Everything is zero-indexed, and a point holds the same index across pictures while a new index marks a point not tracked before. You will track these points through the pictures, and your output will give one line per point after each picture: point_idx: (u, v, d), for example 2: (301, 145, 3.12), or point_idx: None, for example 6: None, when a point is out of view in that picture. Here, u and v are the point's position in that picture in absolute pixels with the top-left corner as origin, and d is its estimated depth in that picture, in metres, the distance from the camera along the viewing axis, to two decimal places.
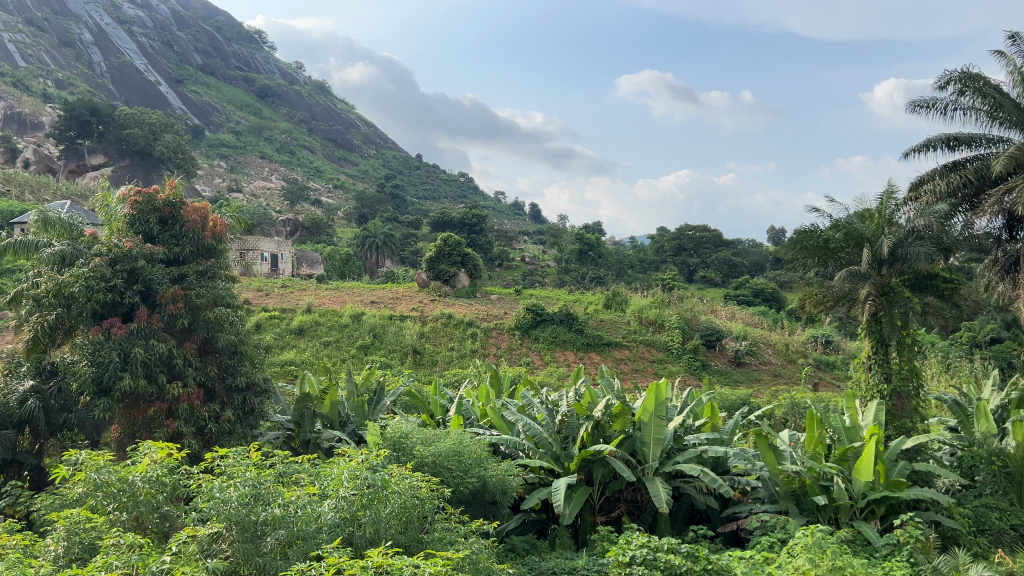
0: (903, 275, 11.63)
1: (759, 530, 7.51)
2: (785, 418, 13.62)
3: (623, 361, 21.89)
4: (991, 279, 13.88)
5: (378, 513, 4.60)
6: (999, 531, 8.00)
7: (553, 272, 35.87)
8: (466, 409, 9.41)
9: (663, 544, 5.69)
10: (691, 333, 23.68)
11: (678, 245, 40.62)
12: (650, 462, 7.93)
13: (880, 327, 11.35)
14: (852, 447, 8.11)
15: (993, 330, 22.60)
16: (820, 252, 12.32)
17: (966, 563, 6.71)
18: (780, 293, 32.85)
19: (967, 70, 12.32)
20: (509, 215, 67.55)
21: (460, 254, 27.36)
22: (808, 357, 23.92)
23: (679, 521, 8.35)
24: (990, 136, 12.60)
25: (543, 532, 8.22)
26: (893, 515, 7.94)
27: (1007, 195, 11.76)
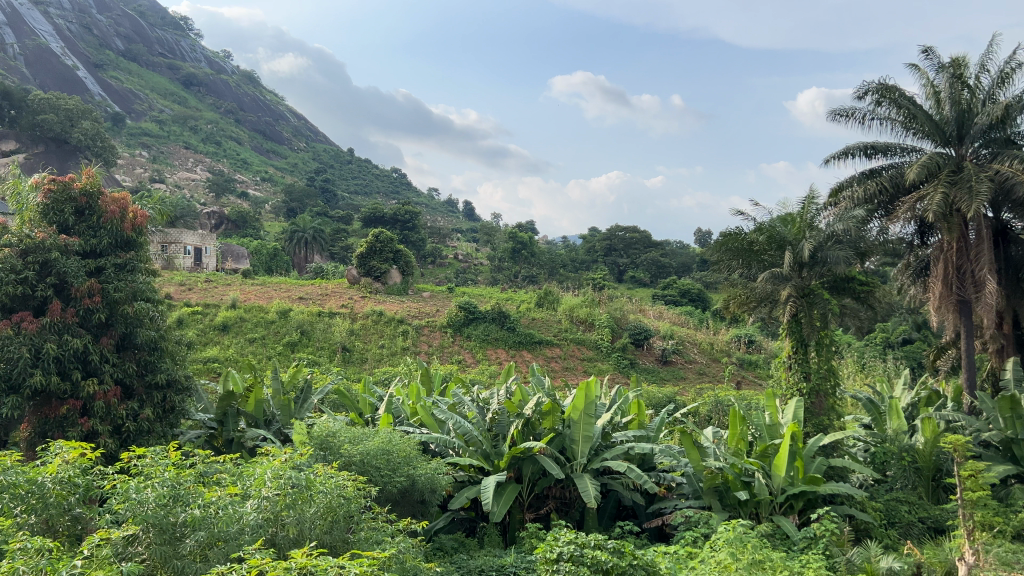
0: (823, 277, 12.03)
1: (684, 525, 7.67)
2: (709, 415, 13.95)
3: (554, 359, 22.07)
4: (905, 282, 14.54)
5: (302, 513, 4.56)
6: (907, 523, 8.41)
7: (486, 271, 35.90)
8: (395, 407, 9.34)
9: (589, 540, 5.69)
10: (620, 332, 24.10)
11: (609, 245, 41.15)
12: (579, 459, 8.03)
13: (800, 327, 11.75)
14: (773, 443, 8.35)
15: (905, 332, 23.66)
16: (744, 254, 12.65)
17: (878, 555, 6.97)
18: (706, 293, 33.66)
19: (885, 81, 12.86)
20: (442, 212, 67.22)
21: (392, 251, 27.14)
22: (731, 357, 24.56)
23: (607, 517, 8.48)
24: (905, 146, 13.14)
25: (472, 530, 8.22)
26: (811, 509, 8.21)
27: (920, 202, 12.28)
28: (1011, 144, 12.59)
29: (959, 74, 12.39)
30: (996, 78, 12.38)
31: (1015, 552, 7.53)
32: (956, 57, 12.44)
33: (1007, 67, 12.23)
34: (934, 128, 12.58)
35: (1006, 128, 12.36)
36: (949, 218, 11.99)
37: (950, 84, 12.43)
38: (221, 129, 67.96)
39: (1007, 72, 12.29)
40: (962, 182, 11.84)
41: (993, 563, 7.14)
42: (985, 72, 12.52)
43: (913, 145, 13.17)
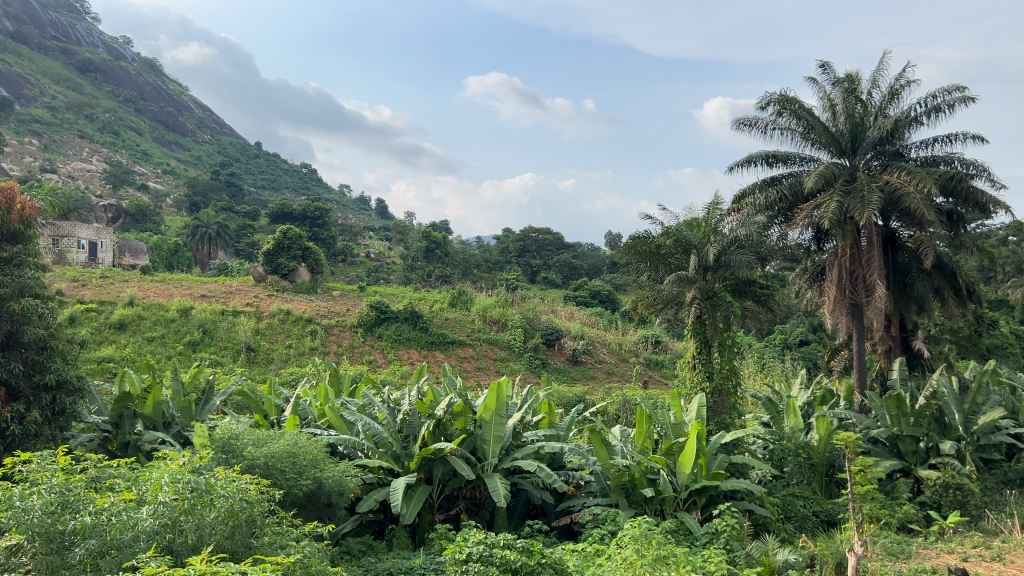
0: (726, 280, 12.41)
1: (592, 523, 7.80)
2: (617, 414, 14.24)
3: (466, 359, 22.06)
4: (802, 286, 15.21)
5: (201, 519, 4.38)
6: (802, 517, 8.80)
7: (398, 270, 35.54)
8: (303, 409, 9.13)
9: (498, 540, 5.73)
10: (532, 332, 24.32)
11: (522, 246, 41.36)
12: (490, 459, 8.04)
13: (704, 329, 12.10)
14: (677, 441, 8.58)
15: (801, 334, 24.77)
16: (652, 257, 12.95)
17: (775, 548, 7.26)
18: (615, 295, 34.35)
19: (785, 93, 13.42)
20: (354, 209, 66.20)
21: (301, 248, 26.59)
22: (639, 357, 25.15)
23: (516, 517, 8.52)
24: (803, 156, 13.73)
25: (380, 532, 8.11)
26: (713, 505, 8.45)
27: (817, 210, 12.84)
28: (900, 157, 13.35)
29: (853, 89, 13.06)
30: (887, 94, 13.13)
31: (900, 542, 7.99)
32: (851, 73, 13.10)
33: (896, 84, 12.99)
34: (831, 139, 13.20)
35: (895, 141, 13.10)
36: (843, 226, 12.59)
37: (845, 97, 13.09)
38: (119, 118, 64.97)
39: (897, 89, 13.04)
40: (855, 191, 12.44)
41: (880, 552, 7.54)
42: (877, 88, 13.24)
43: (811, 155, 13.76)
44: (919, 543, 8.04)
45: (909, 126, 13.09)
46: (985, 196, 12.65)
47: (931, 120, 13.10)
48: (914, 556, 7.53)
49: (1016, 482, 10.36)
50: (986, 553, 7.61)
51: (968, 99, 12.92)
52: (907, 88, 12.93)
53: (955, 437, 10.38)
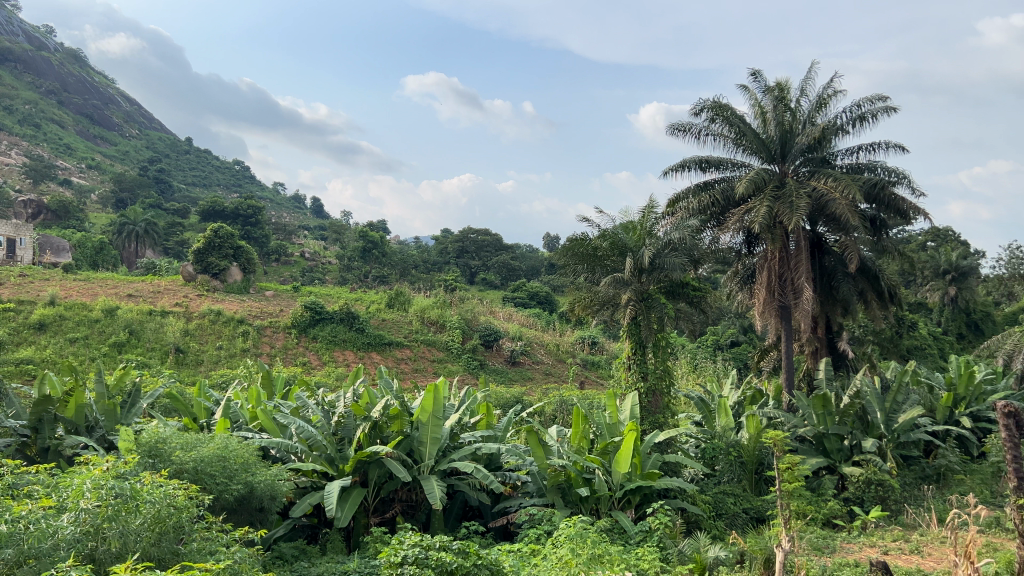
0: (661, 282, 12.60)
1: (528, 523, 7.83)
2: (554, 414, 14.34)
3: (403, 361, 21.90)
4: (733, 288, 15.58)
5: (126, 525, 4.24)
6: (732, 514, 9.01)
7: (334, 270, 35.05)
8: (234, 411, 8.92)
9: (434, 543, 5.72)
10: (470, 333, 24.31)
11: (460, 247, 41.21)
12: (426, 461, 7.99)
13: (639, 330, 12.26)
14: (613, 441, 8.68)
15: (733, 335, 25.41)
16: (588, 259, 13.07)
17: (706, 545, 7.42)
18: (553, 297, 34.58)
19: (717, 100, 13.73)
20: (288, 207, 65.03)
21: (233, 247, 25.98)
22: (576, 357, 25.38)
23: (452, 518, 8.49)
24: (735, 162, 14.05)
25: (314, 537, 7.98)
26: (647, 503, 8.57)
27: (747, 215, 13.16)
28: (827, 164, 13.80)
29: (782, 97, 13.44)
30: (814, 103, 13.55)
31: (825, 537, 8.26)
32: (781, 81, 13.49)
33: (823, 94, 13.44)
34: (761, 146, 13.54)
35: (822, 149, 13.54)
36: (772, 230, 12.93)
37: (775, 105, 13.45)
38: (40, 110, 62.37)
39: (824, 98, 13.47)
40: (784, 197, 12.79)
41: (807, 547, 7.77)
42: (805, 96, 13.65)
43: (742, 161, 14.09)
44: (844, 537, 8.32)
45: (835, 134, 13.53)
46: (905, 203, 13.17)
47: (856, 128, 13.57)
48: (839, 550, 7.80)
49: (933, 477, 10.82)
50: (905, 546, 7.92)
51: (891, 109, 13.43)
52: (833, 98, 13.39)
53: (877, 434, 10.79)
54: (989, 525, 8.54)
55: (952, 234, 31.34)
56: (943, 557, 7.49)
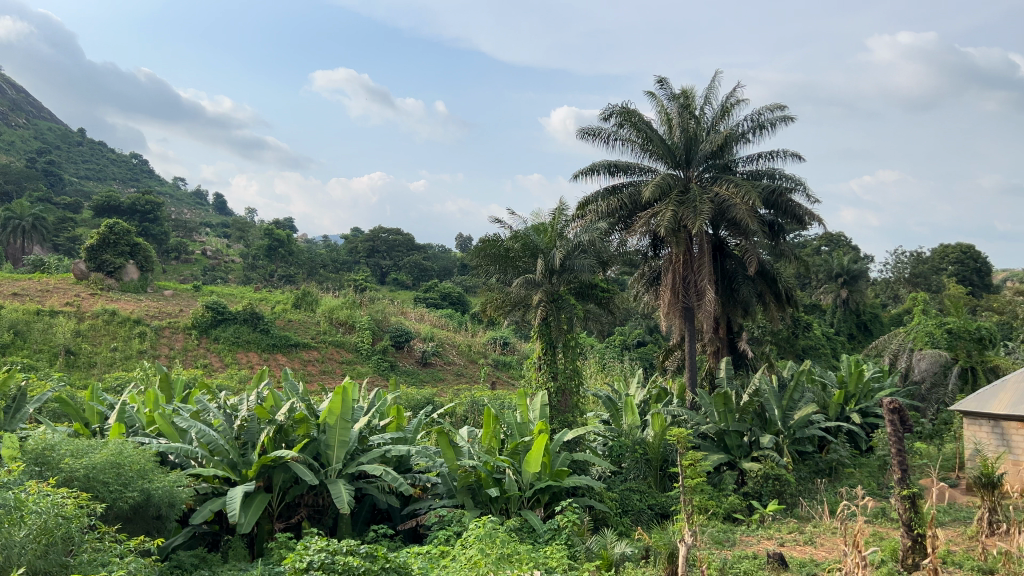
0: (570, 284, 12.79)
1: (437, 525, 7.79)
2: (465, 415, 14.34)
3: (311, 363, 21.47)
4: (640, 290, 15.93)
5: (9, 537, 4.02)
6: (638, 511, 9.22)
7: (238, 268, 34.00)
8: (129, 416, 8.53)
9: (341, 547, 5.66)
10: (381, 333, 24.05)
11: (370, 246, 40.62)
12: (333, 464, 7.85)
13: (549, 330, 12.39)
14: (523, 441, 8.73)
15: (639, 335, 26.01)
16: (500, 260, 13.11)
17: (612, 541, 7.57)
18: (465, 297, 34.56)
19: (626, 105, 14.02)
20: (190, 203, 62.68)
21: (129, 244, 24.87)
22: (488, 358, 25.45)
23: (360, 522, 8.36)
24: (643, 166, 14.36)
25: (215, 544, 7.73)
26: (556, 502, 8.68)
27: (654, 218, 13.49)
28: (729, 170, 14.30)
29: (688, 104, 13.85)
30: (718, 111, 14.02)
31: (726, 531, 8.55)
32: (687, 89, 13.90)
33: (726, 103, 13.92)
34: (667, 152, 13.88)
35: (725, 155, 14.01)
36: (677, 234, 13.30)
37: (680, 112, 13.84)
38: None
39: (727, 106, 13.96)
40: (688, 202, 13.19)
41: (709, 541, 8.03)
42: (709, 104, 14.11)
43: (649, 165, 14.40)
44: (743, 530, 8.64)
45: (737, 141, 14.04)
46: (801, 208, 13.79)
47: (756, 136, 14.11)
48: (738, 543, 8.09)
49: (826, 471, 11.35)
50: (800, 538, 8.28)
51: (788, 119, 14.02)
52: (736, 107, 13.89)
53: (775, 431, 11.23)
54: (875, 516, 9.03)
55: (844, 239, 33.01)
56: (833, 547, 7.88)
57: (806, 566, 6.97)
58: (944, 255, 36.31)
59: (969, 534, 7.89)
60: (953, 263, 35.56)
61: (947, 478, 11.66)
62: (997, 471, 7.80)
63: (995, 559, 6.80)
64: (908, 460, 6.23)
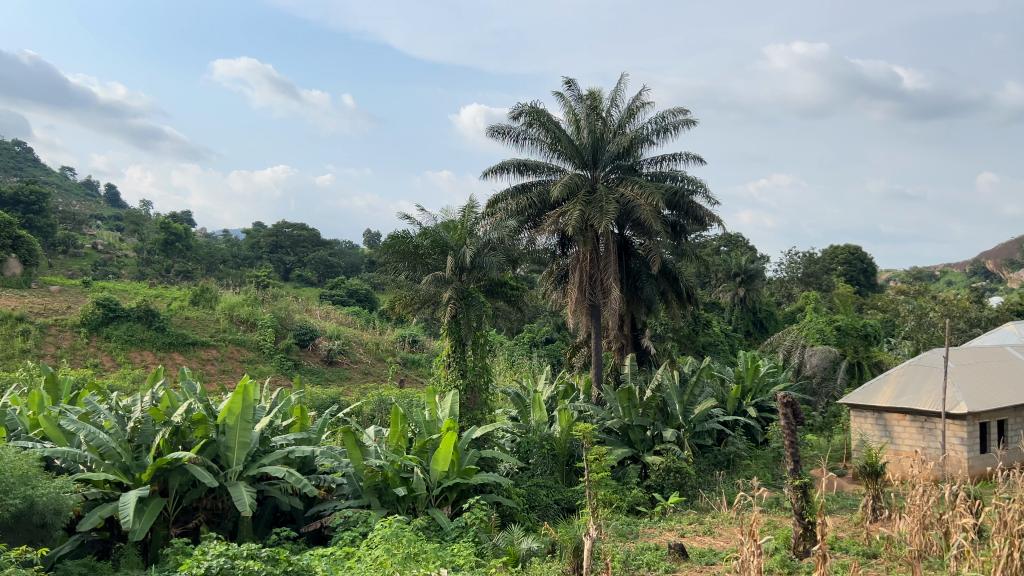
0: (479, 281, 12.79)
1: (342, 526, 7.67)
2: (372, 414, 14.15)
3: (210, 362, 20.73)
4: (548, 288, 16.09)
5: None
6: (545, 506, 9.33)
7: (132, 263, 32.47)
8: (11, 419, 8.06)
9: (241, 552, 5.49)
10: (284, 332, 23.43)
11: (274, 241, 39.51)
12: (233, 466, 7.61)
13: (459, 328, 12.38)
14: (430, 439, 8.67)
15: (547, 333, 26.27)
16: (410, 257, 12.93)
17: (519, 537, 7.64)
18: (372, 294, 34.09)
19: (535, 105, 14.14)
20: (79, 195, 59.56)
21: (11, 236, 23.42)
22: (396, 356, 25.23)
23: (262, 525, 8.12)
24: (551, 166, 14.51)
25: (105, 552, 7.40)
26: (463, 499, 8.69)
27: (562, 218, 13.65)
28: (634, 171, 14.62)
29: (594, 106, 14.07)
30: (624, 113, 14.28)
31: (629, 524, 8.75)
32: (593, 91, 14.15)
33: (632, 105, 14.22)
34: (575, 152, 14.07)
35: (630, 157, 14.32)
36: (584, 233, 13.52)
37: (588, 113, 14.04)
38: None
39: (633, 108, 14.26)
40: (595, 202, 13.42)
41: (613, 533, 8.20)
42: (615, 107, 14.38)
43: (558, 165, 14.55)
44: (646, 522, 8.87)
45: (642, 143, 14.36)
46: (702, 210, 14.26)
47: (661, 139, 14.46)
48: (641, 536, 8.29)
49: (724, 463, 11.79)
50: (699, 528, 8.56)
51: (691, 123, 14.43)
52: (642, 110, 14.19)
53: (676, 425, 11.57)
54: (770, 505, 9.42)
55: (742, 239, 34.35)
56: (731, 537, 8.19)
57: (705, 556, 7.22)
58: (834, 256, 38.25)
59: (855, 520, 8.35)
60: (842, 264, 37.64)
61: (835, 467, 12.29)
62: (880, 460, 8.27)
63: (878, 543, 7.22)
64: (800, 451, 6.62)
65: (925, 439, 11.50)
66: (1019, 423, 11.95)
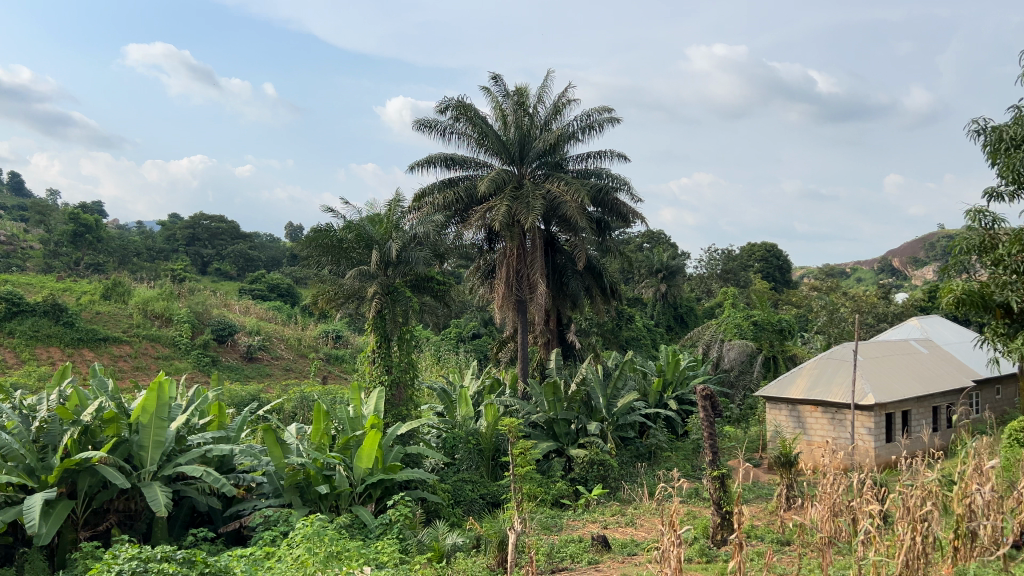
0: (405, 276, 12.69)
1: (262, 525, 7.51)
2: (294, 411, 13.88)
3: (122, 358, 19.96)
4: (475, 283, 16.06)
5: None
6: (470, 501, 9.36)
7: (37, 254, 30.96)
8: None
9: (155, 554, 5.34)
10: (201, 327, 22.76)
11: (190, 235, 37.87)
12: (147, 467, 7.34)
13: (384, 324, 12.25)
14: (354, 436, 8.56)
15: (474, 328, 26.27)
16: (333, 251, 12.73)
17: (444, 532, 7.63)
18: (294, 289, 33.45)
19: (462, 99, 14.09)
20: None
21: None
22: (319, 352, 24.85)
23: (177, 526, 7.90)
24: (478, 161, 14.48)
25: (8, 558, 7.06)
26: (387, 496, 8.63)
27: (489, 213, 13.66)
28: (560, 168, 14.74)
29: (521, 102, 14.12)
30: (550, 110, 14.38)
31: (553, 516, 8.85)
32: (520, 87, 14.19)
33: (558, 102, 14.31)
34: (502, 147, 14.10)
35: (556, 153, 14.43)
36: (511, 228, 13.56)
37: (514, 109, 14.07)
38: None
39: (559, 105, 14.35)
40: (522, 198, 13.48)
41: (537, 526, 8.29)
42: (542, 103, 14.45)
43: (485, 160, 14.53)
44: (570, 515, 8.99)
45: (568, 140, 14.48)
46: (626, 207, 14.50)
47: (586, 136, 14.61)
48: (565, 529, 8.39)
49: (645, 455, 12.03)
50: (622, 519, 8.72)
51: (615, 121, 14.63)
52: (567, 107, 14.30)
53: (600, 418, 11.74)
54: (689, 496, 9.67)
55: (664, 237, 35.15)
56: (652, 527, 8.37)
57: (627, 546, 7.36)
58: (752, 253, 39.44)
59: (770, 509, 8.65)
60: (759, 260, 38.88)
61: (751, 458, 12.70)
62: (793, 451, 8.58)
63: (791, 530, 7.51)
64: (718, 442, 6.82)
65: (836, 430, 11.99)
66: (922, 414, 12.57)
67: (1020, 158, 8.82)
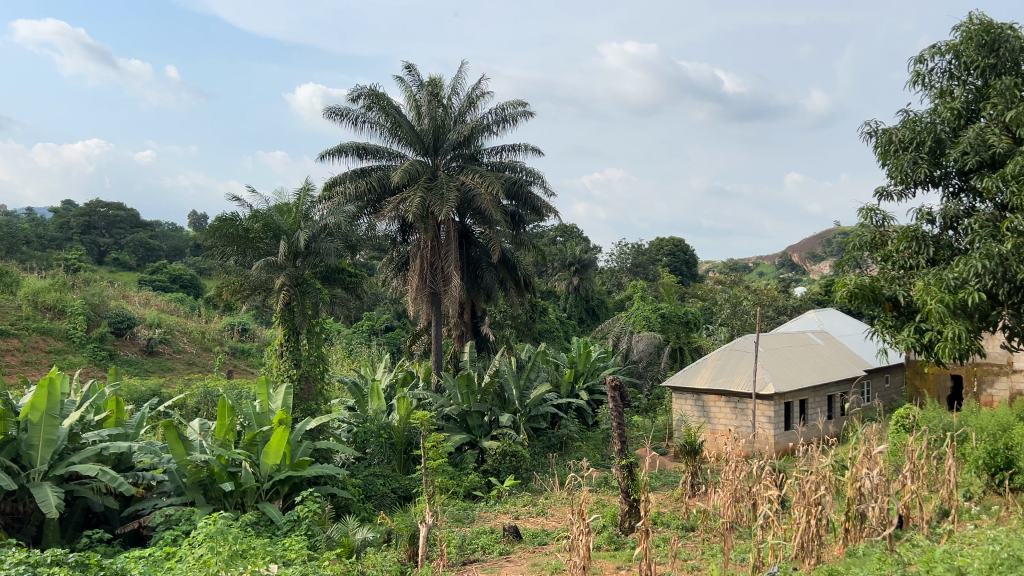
0: (315, 267, 12.41)
1: (162, 525, 7.24)
2: (198, 406, 13.43)
3: (9, 353, 18.84)
4: (388, 275, 15.88)
5: None
6: (381, 494, 9.30)
7: None
8: None
9: (44, 557, 5.12)
10: (97, 320, 21.72)
11: (86, 222, 36.16)
12: (37, 466, 6.95)
13: (292, 316, 11.99)
14: (261, 431, 8.32)
15: (387, 321, 26.04)
16: (239, 241, 12.30)
17: (354, 527, 7.51)
18: (198, 280, 32.31)
19: (374, 88, 13.87)
20: None
21: None
22: (224, 345, 24.11)
23: (70, 528, 7.55)
24: (391, 151, 14.29)
25: None
26: (295, 493, 8.45)
27: (402, 204, 13.52)
28: (475, 160, 14.72)
29: (436, 93, 14.00)
30: (464, 101, 14.32)
31: (464, 508, 8.89)
32: (434, 78, 14.06)
33: (472, 94, 14.27)
34: (415, 138, 13.95)
35: (470, 145, 14.40)
36: (424, 220, 13.45)
37: (429, 100, 13.95)
38: None
39: (473, 97, 14.31)
40: (436, 189, 13.40)
41: (449, 519, 8.29)
42: (456, 95, 14.38)
43: (398, 150, 14.34)
44: (482, 507, 9.02)
45: (483, 133, 14.47)
46: (539, 200, 14.63)
47: (500, 129, 14.63)
48: (476, 520, 8.42)
49: (556, 445, 12.22)
50: (532, 510, 8.82)
51: (529, 115, 14.70)
52: (482, 99, 14.28)
53: (512, 409, 11.82)
54: (599, 485, 9.88)
55: (577, 231, 35.65)
56: (562, 516, 8.49)
57: (537, 536, 7.44)
58: (660, 248, 40.48)
59: (675, 496, 8.92)
60: (667, 255, 39.92)
61: (658, 447, 13.07)
62: (698, 439, 8.86)
63: (695, 516, 7.76)
64: (627, 432, 6.97)
65: (738, 418, 12.44)
66: (818, 402, 13.18)
67: (908, 159, 9.33)
